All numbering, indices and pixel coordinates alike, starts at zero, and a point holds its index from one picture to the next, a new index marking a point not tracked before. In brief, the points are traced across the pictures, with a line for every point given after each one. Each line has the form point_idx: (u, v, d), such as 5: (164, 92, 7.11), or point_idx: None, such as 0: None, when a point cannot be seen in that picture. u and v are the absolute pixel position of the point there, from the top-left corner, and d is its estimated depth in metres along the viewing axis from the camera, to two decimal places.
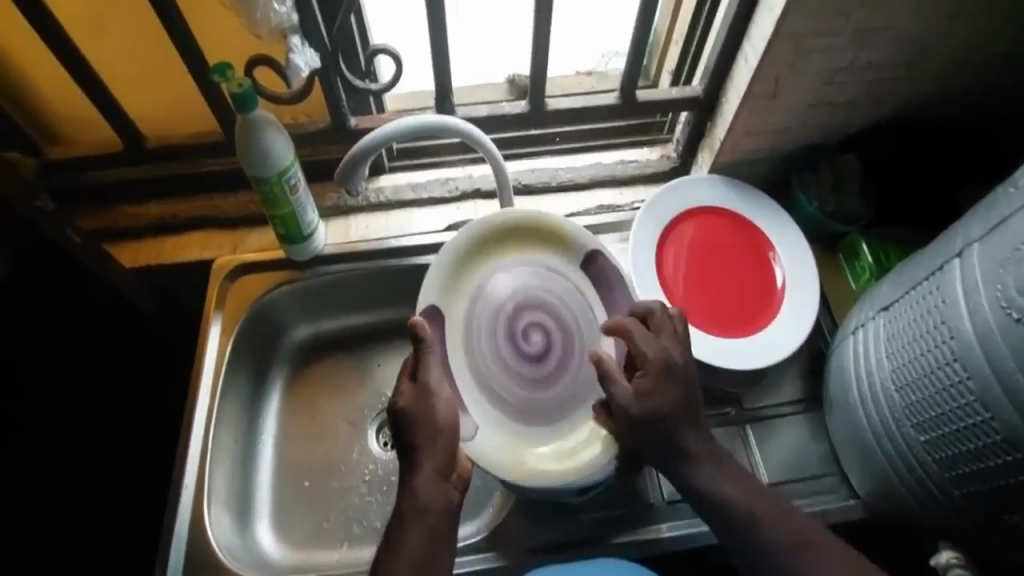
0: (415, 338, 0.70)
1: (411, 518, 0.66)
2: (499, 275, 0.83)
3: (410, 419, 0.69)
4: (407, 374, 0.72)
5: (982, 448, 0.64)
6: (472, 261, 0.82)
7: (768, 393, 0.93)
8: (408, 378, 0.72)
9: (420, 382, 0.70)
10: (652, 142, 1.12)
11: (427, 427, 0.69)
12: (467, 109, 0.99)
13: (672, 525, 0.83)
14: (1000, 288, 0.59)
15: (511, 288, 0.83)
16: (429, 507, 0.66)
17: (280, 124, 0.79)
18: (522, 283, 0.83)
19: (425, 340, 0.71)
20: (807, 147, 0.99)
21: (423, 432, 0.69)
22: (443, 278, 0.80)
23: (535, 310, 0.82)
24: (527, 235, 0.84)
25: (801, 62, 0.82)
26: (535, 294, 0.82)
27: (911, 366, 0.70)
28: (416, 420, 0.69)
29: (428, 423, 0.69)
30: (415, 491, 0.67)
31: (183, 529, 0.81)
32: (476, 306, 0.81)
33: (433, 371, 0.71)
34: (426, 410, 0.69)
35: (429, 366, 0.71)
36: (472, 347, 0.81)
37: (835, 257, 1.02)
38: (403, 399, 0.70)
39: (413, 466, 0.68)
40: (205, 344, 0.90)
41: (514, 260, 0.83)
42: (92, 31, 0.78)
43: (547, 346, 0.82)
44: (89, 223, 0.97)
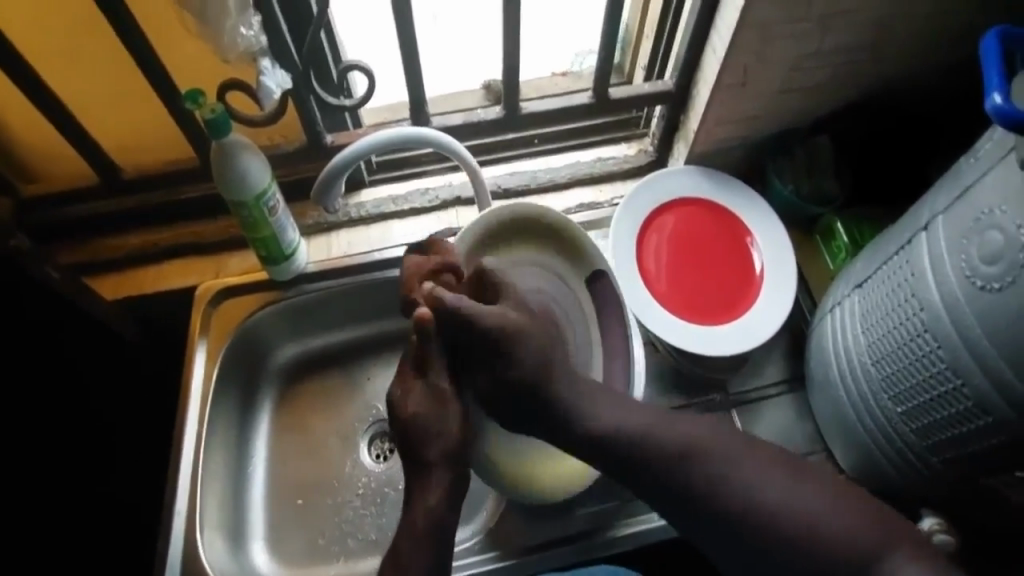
0: (421, 331, 0.66)
1: (420, 535, 0.65)
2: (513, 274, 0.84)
3: (421, 425, 0.67)
4: (414, 365, 0.70)
5: (956, 415, 0.65)
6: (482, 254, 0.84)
7: (753, 377, 0.94)
8: (414, 373, 0.69)
9: (432, 385, 0.69)
10: (628, 138, 1.14)
11: (438, 434, 0.67)
12: (443, 118, 1.00)
13: (664, 514, 0.84)
14: (964, 258, 0.60)
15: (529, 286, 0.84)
16: (437, 520, 0.65)
17: (256, 146, 0.81)
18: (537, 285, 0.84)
19: (430, 334, 0.66)
20: (779, 132, 1.00)
21: (435, 449, 0.67)
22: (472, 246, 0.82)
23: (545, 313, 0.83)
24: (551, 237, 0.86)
25: (767, 51, 0.83)
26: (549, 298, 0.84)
27: (885, 340, 0.71)
28: (429, 427, 0.67)
29: (442, 431, 0.68)
30: (426, 504, 0.66)
31: (177, 558, 0.82)
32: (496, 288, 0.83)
33: (447, 375, 0.69)
34: (437, 418, 0.68)
35: (438, 366, 0.69)
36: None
37: (811, 237, 1.04)
38: (413, 403, 0.68)
39: (425, 476, 0.67)
40: (191, 369, 0.91)
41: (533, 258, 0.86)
42: (62, 67, 0.80)
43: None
44: (71, 258, 0.98)
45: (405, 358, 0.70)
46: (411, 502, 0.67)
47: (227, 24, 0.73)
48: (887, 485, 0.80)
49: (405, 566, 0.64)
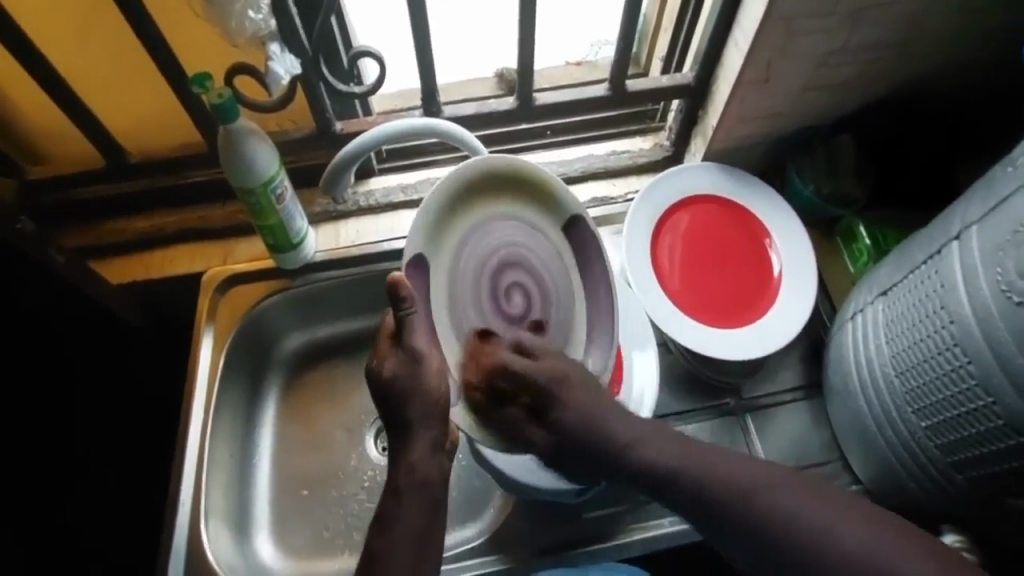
0: (395, 297, 0.60)
1: (403, 495, 0.66)
2: (489, 229, 0.70)
3: (399, 386, 0.64)
4: (389, 334, 0.65)
5: (985, 433, 0.63)
6: (463, 207, 0.68)
7: (767, 382, 0.92)
8: (390, 341, 0.65)
9: (408, 348, 0.63)
10: (643, 131, 1.11)
11: (421, 395, 0.64)
12: (455, 107, 0.97)
13: (673, 520, 0.83)
14: (1000, 271, 0.57)
15: (492, 244, 0.70)
16: (422, 478, 0.66)
17: (263, 132, 0.78)
18: (504, 238, 0.71)
19: (406, 300, 0.61)
20: (801, 129, 0.97)
21: (415, 407, 0.65)
22: (429, 226, 0.66)
23: (519, 268, 0.71)
24: (512, 185, 0.71)
25: (793, 47, 0.80)
26: (519, 251, 0.72)
27: (910, 351, 0.69)
28: (405, 389, 0.64)
29: (422, 390, 0.64)
30: (408, 462, 0.66)
31: (180, 548, 0.81)
32: (462, 258, 0.68)
33: (420, 335, 0.64)
34: (411, 377, 0.64)
35: (416, 329, 0.63)
36: (455, 304, 0.68)
37: (832, 240, 1.01)
38: (391, 366, 0.64)
39: (408, 435, 0.66)
40: (197, 355, 0.89)
41: (497, 212, 0.70)
42: (69, 49, 0.78)
43: (528, 308, 0.72)
44: (76, 241, 0.96)
45: (384, 323, 0.65)
46: (396, 463, 0.67)
47: (235, 7, 0.73)
48: (906, 499, 0.78)
49: (392, 521, 0.66)
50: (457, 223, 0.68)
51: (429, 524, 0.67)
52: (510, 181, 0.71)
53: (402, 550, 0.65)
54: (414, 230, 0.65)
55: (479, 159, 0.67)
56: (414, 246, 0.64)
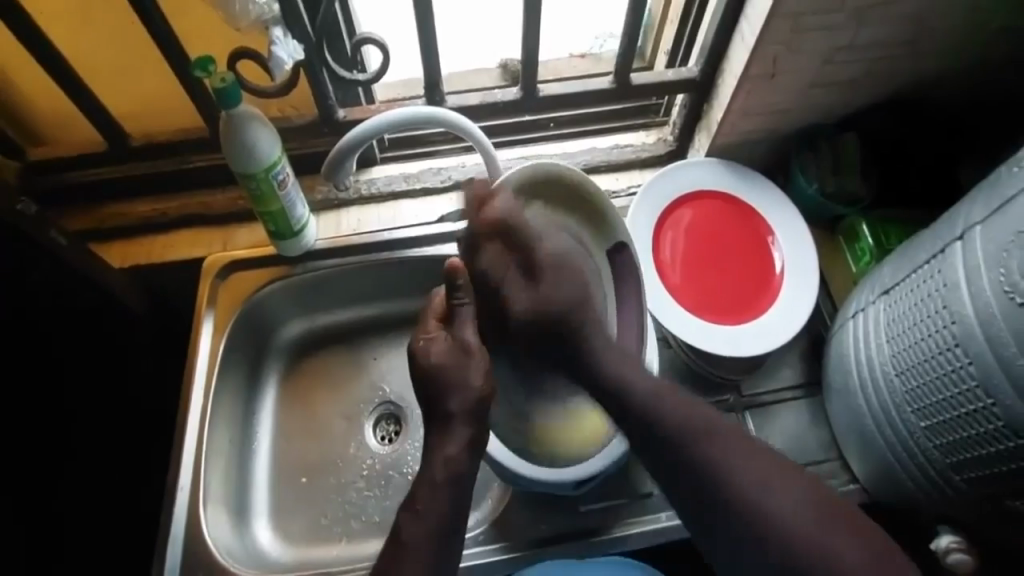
0: (452, 283, 0.65)
1: (440, 486, 0.62)
2: (540, 236, 0.72)
3: (444, 375, 0.64)
4: (437, 317, 0.68)
5: (984, 434, 0.63)
6: (522, 210, 0.70)
7: (766, 379, 0.92)
8: (438, 324, 0.68)
9: (455, 335, 0.65)
10: (647, 126, 1.10)
11: (460, 388, 0.64)
12: (458, 97, 0.96)
13: (672, 514, 0.83)
14: (1003, 272, 0.57)
15: None
16: (457, 472, 0.63)
17: (266, 118, 0.78)
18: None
19: (461, 288, 0.65)
20: (806, 127, 0.97)
21: (456, 400, 0.64)
22: (485, 221, 0.69)
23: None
24: (563, 196, 0.72)
25: (800, 42, 0.79)
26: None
27: (911, 351, 0.69)
28: (450, 378, 0.64)
29: (463, 383, 0.64)
30: (445, 454, 0.63)
31: (179, 533, 0.81)
32: None
33: (469, 329, 0.65)
34: (458, 370, 0.64)
35: (466, 320, 0.66)
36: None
37: (835, 238, 1.01)
38: (437, 351, 0.65)
39: (445, 425, 0.64)
40: (197, 341, 0.89)
41: (549, 219, 0.73)
42: (68, 28, 0.76)
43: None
44: (77, 224, 0.96)
45: (433, 306, 0.69)
46: (429, 454, 0.64)
47: None
48: (904, 498, 0.78)
49: (419, 513, 0.62)
50: None
51: (453, 519, 0.63)
52: (564, 192, 0.72)
53: (424, 543, 0.61)
54: (475, 223, 0.67)
55: (534, 167, 0.69)
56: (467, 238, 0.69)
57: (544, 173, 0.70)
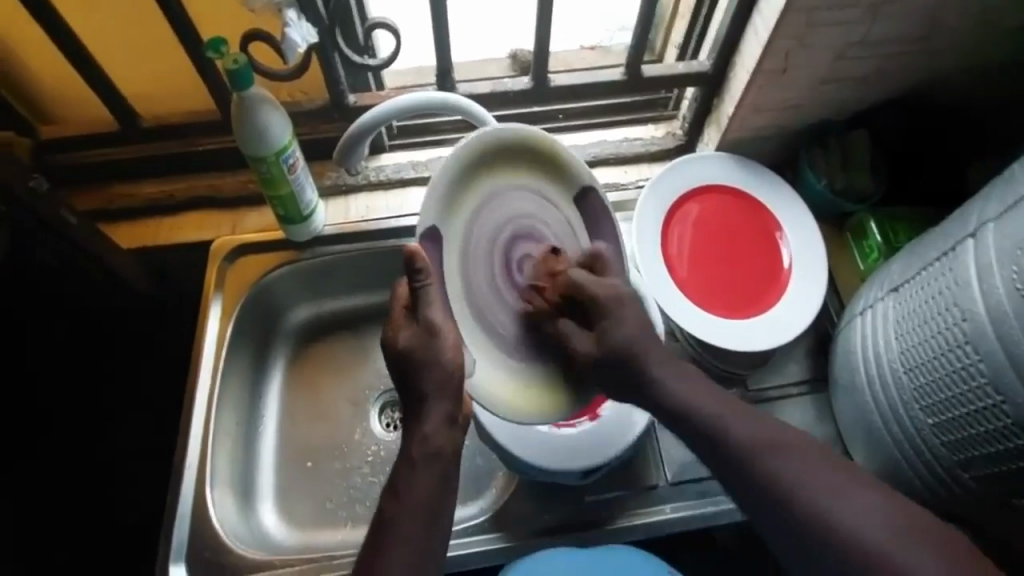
0: (410, 267, 0.60)
1: (418, 466, 0.62)
2: (499, 202, 0.68)
3: (414, 359, 0.62)
4: (404, 304, 0.64)
5: (992, 432, 0.63)
6: (476, 179, 0.67)
7: (772, 375, 0.92)
8: (405, 311, 0.64)
9: (421, 319, 0.62)
10: (656, 119, 1.10)
11: (434, 367, 0.62)
12: (469, 85, 0.96)
13: (676, 506, 0.84)
14: (1015, 270, 0.57)
15: (504, 216, 0.69)
16: (432, 448, 0.62)
17: (278, 100, 0.77)
18: (517, 209, 0.69)
19: (422, 271, 0.60)
20: (816, 123, 0.97)
21: (430, 379, 0.62)
22: (443, 191, 0.64)
23: (530, 240, 0.70)
24: (514, 156, 0.70)
25: (814, 37, 0.79)
26: (530, 224, 0.70)
27: (920, 348, 0.69)
28: (421, 360, 0.62)
29: (436, 361, 0.61)
30: (421, 432, 0.63)
31: (185, 515, 0.81)
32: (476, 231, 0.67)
33: (435, 308, 0.62)
34: (429, 352, 0.61)
35: (432, 301, 0.62)
36: (469, 278, 0.66)
37: (843, 235, 1.01)
38: (404, 338, 0.62)
39: (420, 405, 0.63)
40: (205, 324, 0.89)
41: (506, 184, 0.69)
42: (80, 6, 0.76)
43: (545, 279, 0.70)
44: (84, 203, 0.95)
45: (397, 293, 0.65)
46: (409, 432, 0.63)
47: None
48: (909, 495, 0.79)
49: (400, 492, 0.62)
50: (470, 195, 0.67)
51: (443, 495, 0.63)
52: (515, 152, 0.69)
53: (409, 519, 0.60)
54: (429, 200, 0.63)
55: (484, 132, 0.66)
56: (426, 219, 0.63)
57: (492, 135, 0.67)
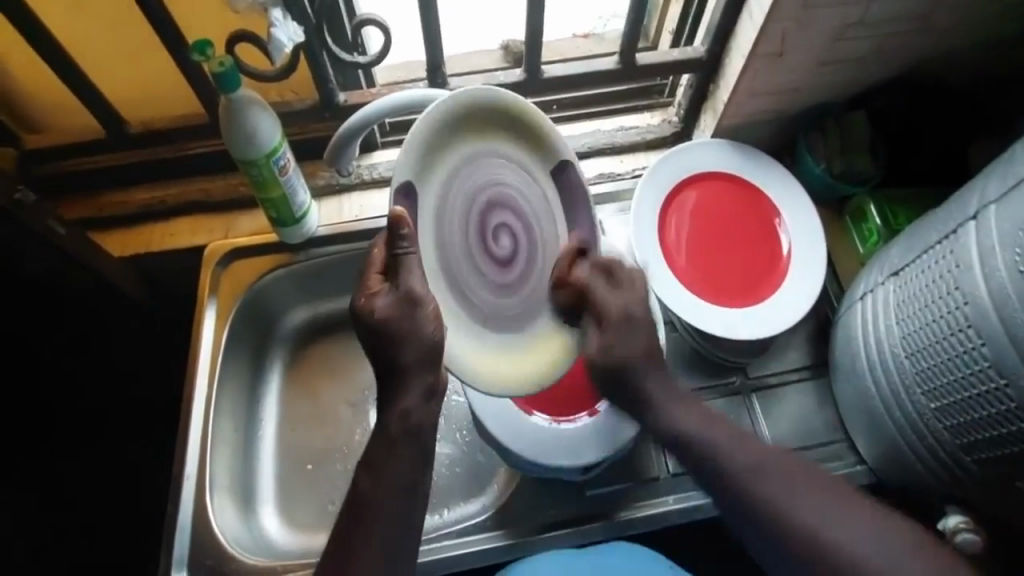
0: (395, 232, 0.60)
1: (396, 442, 0.65)
2: (479, 165, 0.66)
3: (392, 330, 0.62)
4: (381, 270, 0.64)
5: (997, 415, 0.62)
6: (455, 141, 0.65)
7: (773, 362, 0.92)
8: (381, 277, 0.64)
9: (402, 289, 0.61)
10: (652, 107, 1.08)
11: (413, 340, 0.63)
12: (461, 79, 0.95)
13: (678, 498, 0.83)
14: (1018, 252, 0.56)
15: (484, 180, 0.67)
16: (411, 426, 0.65)
17: (266, 102, 0.77)
18: (498, 178, 0.67)
19: (408, 236, 0.60)
20: (814, 105, 0.95)
21: (409, 352, 0.63)
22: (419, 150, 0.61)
23: (508, 210, 0.67)
24: (501, 121, 0.67)
25: (810, 19, 0.77)
26: (509, 193, 0.68)
27: (921, 333, 0.68)
28: (398, 332, 0.62)
29: (414, 336, 0.62)
30: (401, 407, 0.65)
31: (186, 521, 0.81)
32: (455, 194, 0.64)
33: (416, 278, 0.61)
34: (406, 322, 0.62)
35: (411, 268, 0.61)
36: (443, 243, 0.64)
37: (841, 218, 1.00)
38: (381, 308, 0.62)
39: (401, 380, 0.65)
40: (201, 329, 0.89)
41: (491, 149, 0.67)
42: (60, 12, 0.75)
43: (517, 252, 0.68)
44: (74, 213, 0.95)
45: (373, 259, 0.64)
46: (388, 405, 0.66)
47: None
48: (913, 480, 0.78)
49: (378, 473, 0.65)
50: (446, 159, 0.64)
51: (418, 479, 0.67)
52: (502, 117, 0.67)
53: (383, 500, 0.64)
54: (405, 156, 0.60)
55: (466, 93, 0.64)
56: (401, 173, 0.60)
57: (477, 97, 0.65)
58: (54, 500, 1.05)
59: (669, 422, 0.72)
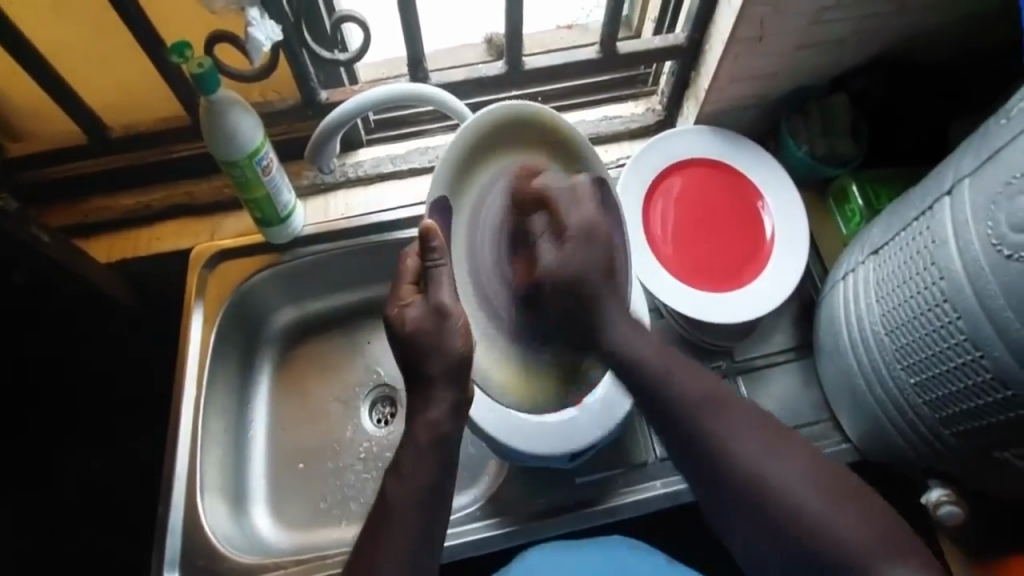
0: (425, 245, 0.60)
1: (423, 450, 0.63)
2: (513, 180, 0.67)
3: (421, 342, 0.61)
4: (412, 280, 0.64)
5: (974, 387, 0.63)
6: (488, 157, 0.66)
7: (759, 345, 0.92)
8: (413, 287, 0.63)
9: (431, 302, 0.61)
10: (636, 96, 1.09)
11: (441, 353, 0.61)
12: (442, 74, 0.95)
13: (667, 481, 0.84)
14: (991, 225, 0.57)
15: (518, 195, 0.67)
16: (440, 436, 0.63)
17: (246, 103, 0.77)
18: (530, 191, 0.68)
19: (437, 249, 0.61)
20: (795, 88, 0.95)
21: (437, 363, 0.61)
22: (452, 166, 0.63)
23: (542, 223, 0.68)
24: (535, 135, 0.68)
25: (786, 2, 0.77)
26: (541, 206, 0.68)
27: (900, 309, 0.69)
28: (428, 344, 0.61)
29: (443, 348, 0.61)
30: (428, 418, 0.63)
31: (178, 522, 0.82)
32: (488, 209, 0.65)
33: (445, 290, 0.61)
34: (435, 334, 0.61)
35: (440, 282, 0.61)
36: (475, 257, 0.64)
37: (824, 200, 1.01)
38: (413, 319, 0.61)
39: (428, 390, 0.63)
40: (188, 332, 0.89)
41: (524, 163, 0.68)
42: (37, 19, 0.75)
43: (550, 264, 0.68)
44: (59, 220, 0.95)
45: (403, 269, 0.64)
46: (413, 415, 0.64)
47: None
48: (899, 457, 0.78)
49: (405, 475, 0.64)
50: (479, 175, 0.65)
51: (441, 483, 0.65)
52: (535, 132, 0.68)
53: (411, 506, 0.63)
54: (438, 173, 0.62)
55: (500, 108, 0.64)
56: (435, 191, 0.62)
57: (515, 111, 0.65)
58: (50, 505, 1.06)
59: (661, 419, 0.68)
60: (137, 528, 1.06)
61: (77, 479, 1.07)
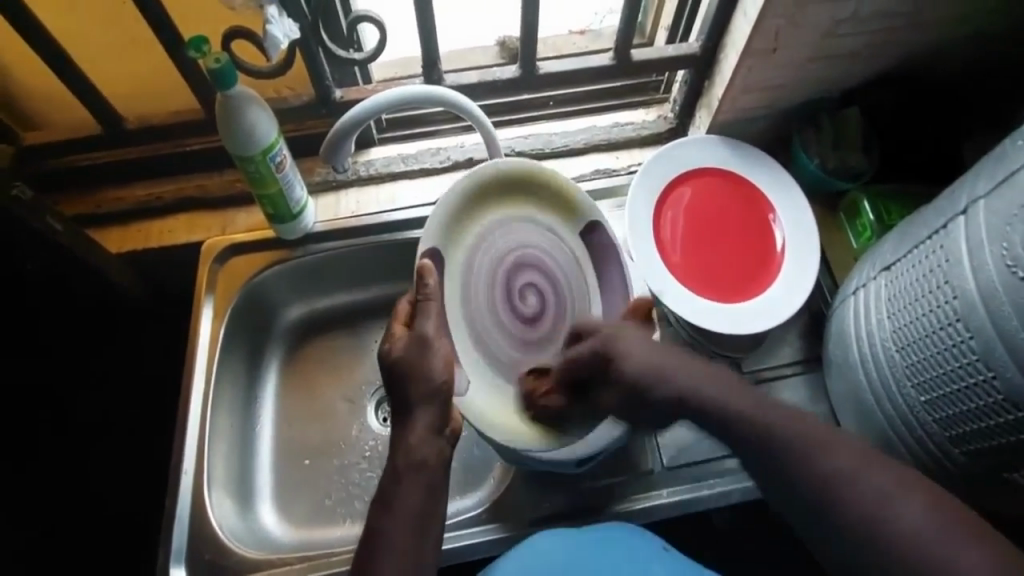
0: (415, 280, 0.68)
1: (403, 476, 0.66)
2: (503, 230, 0.78)
3: (406, 367, 0.67)
4: (404, 321, 0.70)
5: (985, 407, 0.63)
6: (478, 210, 0.77)
7: (766, 358, 0.93)
8: (404, 326, 0.69)
9: (416, 331, 0.67)
10: (647, 103, 1.09)
11: (421, 379, 0.67)
12: (456, 75, 0.95)
13: (672, 491, 0.84)
14: (1006, 246, 0.57)
15: (508, 245, 0.78)
16: (420, 460, 0.66)
17: (263, 99, 0.77)
18: (522, 239, 0.79)
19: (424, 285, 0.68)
20: (807, 101, 0.96)
21: (414, 389, 0.67)
22: (445, 215, 0.74)
23: (533, 269, 0.79)
24: (526, 189, 0.80)
25: (803, 16, 0.77)
26: (533, 254, 0.79)
27: (911, 327, 0.69)
28: (411, 370, 0.67)
29: (424, 376, 0.67)
30: (408, 443, 0.66)
31: (184, 514, 0.81)
32: (479, 255, 0.76)
33: (431, 321, 0.68)
34: (421, 361, 0.67)
35: (428, 313, 0.68)
36: (468, 297, 0.74)
37: (834, 214, 1.01)
38: (401, 348, 0.67)
39: (408, 414, 0.67)
40: (198, 327, 0.89)
41: (516, 216, 0.80)
42: (56, 10, 0.75)
43: (542, 308, 0.78)
44: (70, 210, 0.95)
45: (397, 310, 0.70)
46: (401, 436, 0.67)
47: None
48: None
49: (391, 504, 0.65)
50: (470, 226, 0.77)
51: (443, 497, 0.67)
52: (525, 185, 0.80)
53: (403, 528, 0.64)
54: (430, 223, 0.73)
55: (492, 164, 0.77)
56: (430, 238, 0.72)
57: (506, 167, 0.78)
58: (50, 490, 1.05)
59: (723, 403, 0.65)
60: (141, 520, 1.07)
61: (79, 466, 1.07)
